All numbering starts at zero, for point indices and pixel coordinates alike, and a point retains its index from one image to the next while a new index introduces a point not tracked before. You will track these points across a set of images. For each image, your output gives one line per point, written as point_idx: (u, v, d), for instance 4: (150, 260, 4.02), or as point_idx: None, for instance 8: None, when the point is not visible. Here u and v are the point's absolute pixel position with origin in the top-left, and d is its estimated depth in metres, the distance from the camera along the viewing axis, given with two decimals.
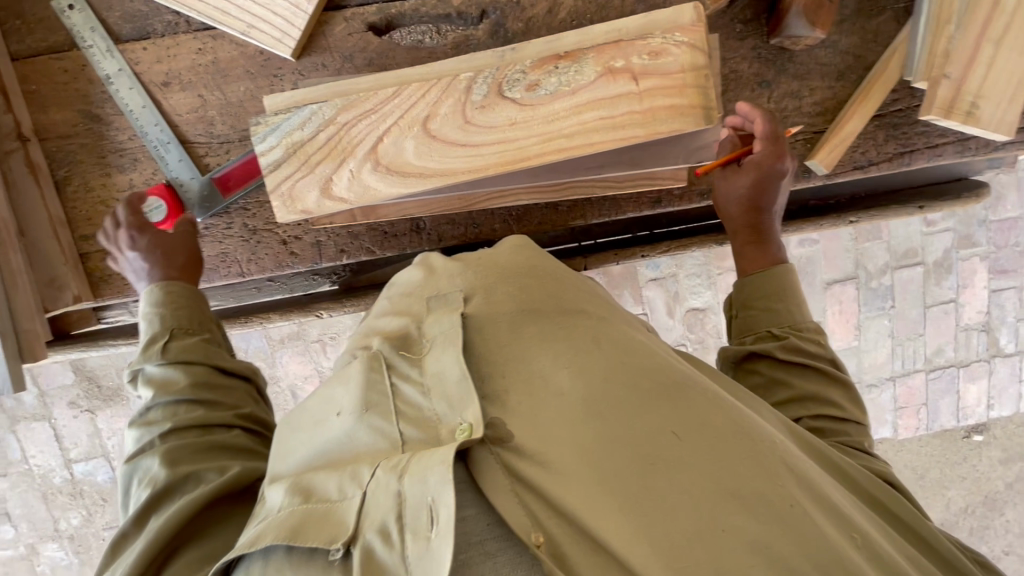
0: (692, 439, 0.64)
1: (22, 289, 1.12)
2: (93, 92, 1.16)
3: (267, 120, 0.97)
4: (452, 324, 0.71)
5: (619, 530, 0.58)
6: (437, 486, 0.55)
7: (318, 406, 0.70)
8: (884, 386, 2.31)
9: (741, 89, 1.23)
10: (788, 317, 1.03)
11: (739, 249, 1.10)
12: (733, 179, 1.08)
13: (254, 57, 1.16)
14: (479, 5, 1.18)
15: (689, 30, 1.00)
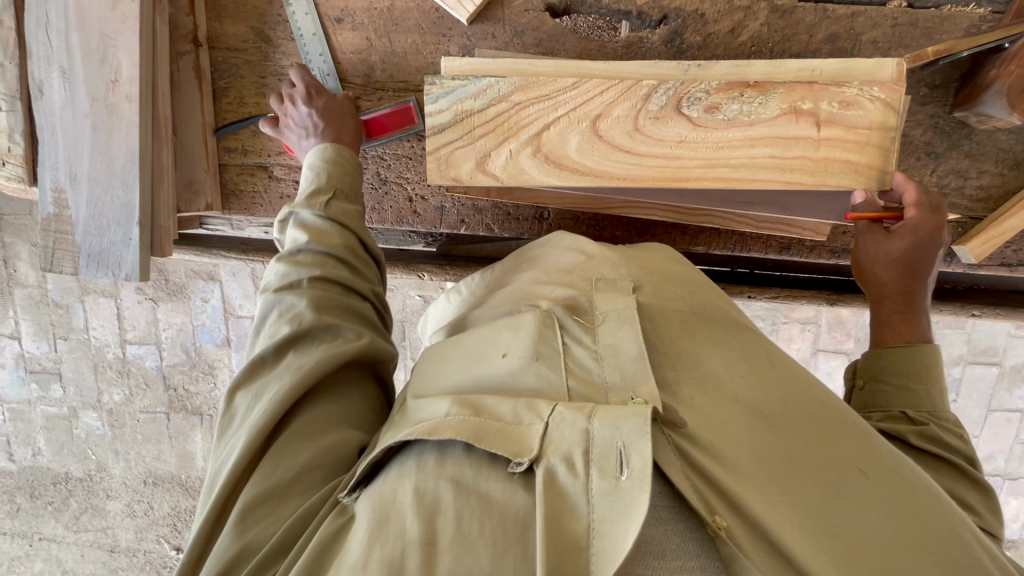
0: (867, 473, 0.64)
1: (166, 186, 1.16)
2: (269, 12, 1.18)
3: (443, 81, 0.95)
4: (626, 305, 0.72)
5: (803, 542, 0.57)
6: (631, 434, 0.53)
7: (482, 344, 0.72)
8: None
9: (906, 154, 1.18)
10: (927, 401, 0.94)
11: (885, 317, 1.01)
12: (883, 241, 1.00)
13: (429, 12, 1.16)
14: (661, 10, 1.15)
15: (888, 87, 0.94)
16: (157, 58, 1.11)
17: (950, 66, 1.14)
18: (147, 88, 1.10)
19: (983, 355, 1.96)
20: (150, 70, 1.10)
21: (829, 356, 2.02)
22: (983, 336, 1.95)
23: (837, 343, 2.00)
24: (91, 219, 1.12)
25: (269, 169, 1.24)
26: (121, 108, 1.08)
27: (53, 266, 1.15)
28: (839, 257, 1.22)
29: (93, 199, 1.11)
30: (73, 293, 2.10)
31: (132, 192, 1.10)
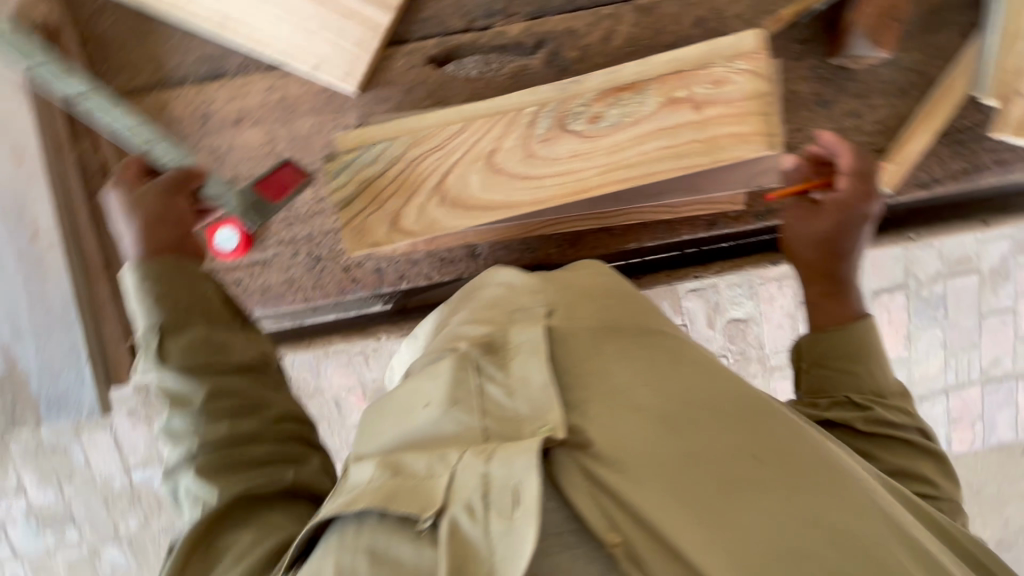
0: (762, 461, 0.72)
1: (110, 317, 1.18)
2: (171, 131, 1.22)
3: (339, 157, 1.03)
4: (536, 334, 0.76)
5: (698, 540, 0.64)
6: (523, 470, 0.61)
7: (408, 399, 0.75)
8: (936, 398, 1.96)
9: (799, 109, 1.23)
10: (871, 380, 1.02)
11: (815, 299, 1.10)
12: (810, 220, 1.10)
13: (320, 93, 1.21)
14: (535, 36, 1.21)
15: (752, 58, 1.00)
16: (72, 202, 1.15)
17: (814, 20, 1.20)
18: (68, 232, 1.13)
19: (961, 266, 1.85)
20: (68, 216, 1.14)
21: None
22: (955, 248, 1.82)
23: None
24: (43, 369, 1.14)
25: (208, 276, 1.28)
26: (47, 257, 1.12)
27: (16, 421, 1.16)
28: (766, 219, 1.25)
29: (40, 349, 1.13)
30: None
31: (75, 333, 1.13)
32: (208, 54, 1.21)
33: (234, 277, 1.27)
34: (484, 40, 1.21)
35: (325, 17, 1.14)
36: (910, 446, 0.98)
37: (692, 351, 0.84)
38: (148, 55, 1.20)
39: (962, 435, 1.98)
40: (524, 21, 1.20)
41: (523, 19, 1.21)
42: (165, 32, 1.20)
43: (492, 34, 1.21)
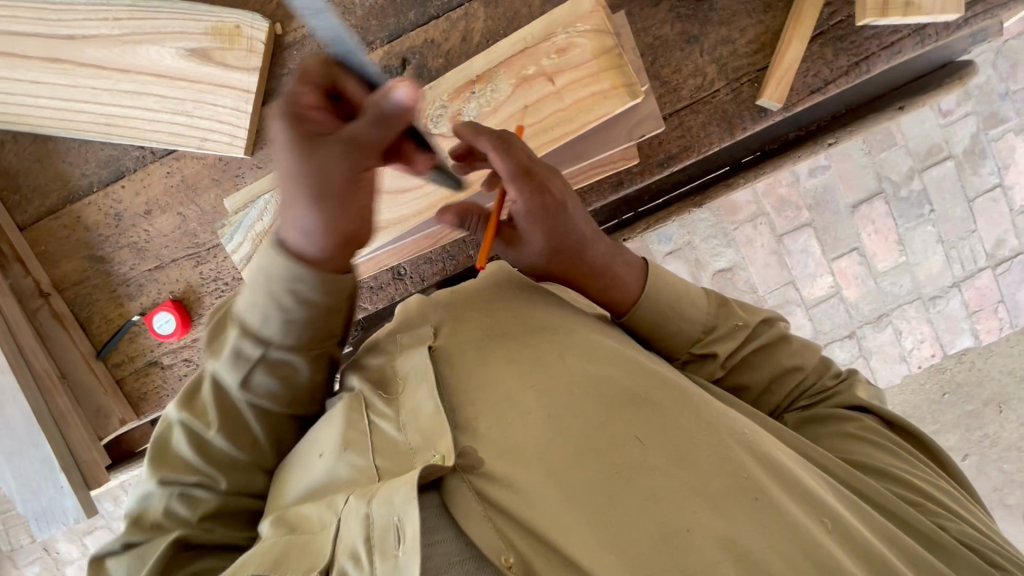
0: (652, 444, 0.74)
1: (75, 425, 1.24)
2: (91, 237, 1.29)
3: (229, 221, 1.07)
4: (421, 359, 0.82)
5: (586, 538, 0.67)
6: (402, 506, 0.66)
7: (302, 450, 0.81)
8: (950, 294, 2.05)
9: (670, 51, 1.23)
10: (690, 321, 0.95)
11: (601, 295, 0.95)
12: (529, 239, 0.94)
13: (216, 164, 1.27)
14: (399, 55, 1.24)
15: (590, 18, 1.01)
16: (14, 327, 1.23)
17: None
18: (14, 355, 1.20)
19: (931, 156, 1.98)
20: (11, 338, 1.21)
21: (794, 235, 2.00)
22: (920, 140, 1.97)
23: (794, 220, 1.98)
24: (22, 487, 1.19)
25: (159, 361, 1.32)
26: None
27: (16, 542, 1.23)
28: (669, 165, 1.24)
29: (16, 470, 1.18)
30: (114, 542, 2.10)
31: (43, 446, 1.19)
32: (107, 159, 1.27)
33: (183, 358, 1.32)
34: None
35: (196, 94, 1.20)
36: (765, 352, 0.97)
37: (584, 335, 0.86)
38: (54, 175, 1.27)
39: (988, 325, 2.08)
40: (384, 45, 1.24)
41: (383, 43, 1.24)
42: (63, 150, 1.27)
43: None
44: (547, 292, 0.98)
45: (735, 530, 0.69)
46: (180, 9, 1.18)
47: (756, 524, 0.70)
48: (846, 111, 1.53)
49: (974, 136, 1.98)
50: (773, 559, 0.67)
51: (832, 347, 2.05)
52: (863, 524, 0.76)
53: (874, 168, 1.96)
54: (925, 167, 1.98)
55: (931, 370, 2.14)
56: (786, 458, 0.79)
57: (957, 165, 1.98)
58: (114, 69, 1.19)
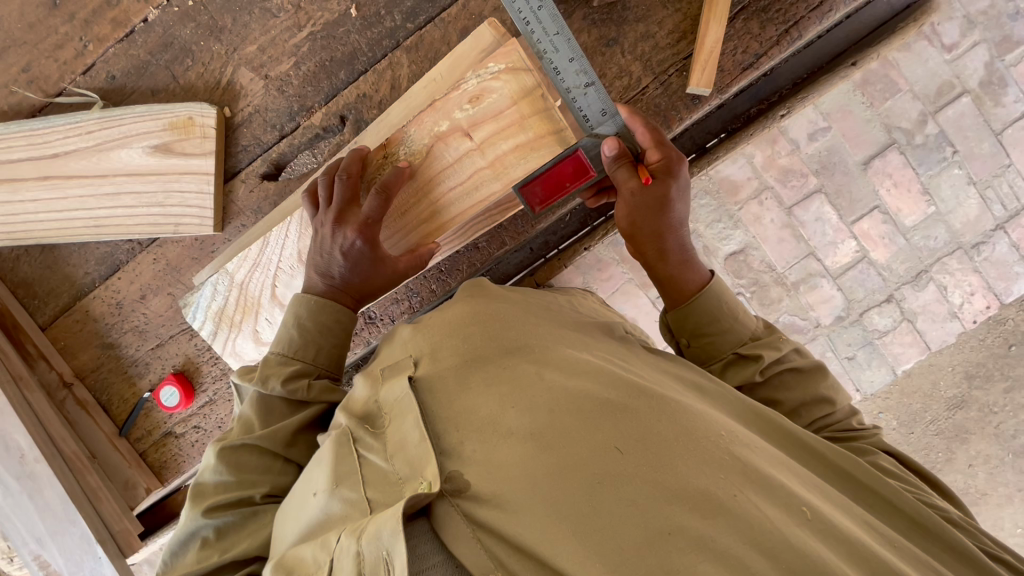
0: (633, 450, 0.69)
1: (106, 498, 1.38)
2: (100, 327, 1.42)
3: (189, 300, 1.28)
4: (402, 390, 0.81)
5: (569, 550, 0.62)
6: (389, 539, 0.64)
7: (302, 495, 0.82)
8: (995, 238, 1.79)
9: (591, 58, 1.22)
10: (742, 329, 1.01)
11: (671, 272, 1.02)
12: (681, 201, 1.02)
13: (193, 245, 1.39)
14: (336, 114, 1.31)
15: (500, 58, 1.04)
16: (44, 417, 1.36)
17: None
18: (46, 444, 1.33)
19: (942, 97, 1.69)
20: (44, 429, 1.35)
21: (806, 204, 1.77)
22: (928, 81, 1.68)
23: (802, 189, 1.75)
24: (68, 562, 1.32)
25: (173, 432, 1.45)
26: (37, 471, 1.31)
27: None
28: None
29: (60, 546, 1.31)
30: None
31: (79, 522, 1.31)
32: (100, 255, 1.41)
33: (193, 425, 1.44)
34: (298, 139, 1.33)
35: (165, 184, 1.31)
36: (803, 372, 0.99)
37: (563, 353, 0.83)
38: (62, 277, 1.42)
39: None
40: (322, 107, 1.31)
41: (321, 105, 1.32)
42: (66, 254, 1.41)
43: (303, 130, 1.33)
44: (527, 311, 0.94)
45: (722, 531, 0.63)
46: (140, 112, 1.30)
47: (745, 527, 0.63)
48: (807, 75, 1.46)
49: (988, 65, 1.68)
50: (762, 562, 0.61)
51: (869, 315, 1.83)
52: (859, 530, 0.69)
53: (881, 119, 1.70)
54: (939, 109, 1.70)
55: (990, 323, 1.92)
56: (772, 461, 0.73)
57: (975, 100, 1.69)
58: (95, 176, 1.33)
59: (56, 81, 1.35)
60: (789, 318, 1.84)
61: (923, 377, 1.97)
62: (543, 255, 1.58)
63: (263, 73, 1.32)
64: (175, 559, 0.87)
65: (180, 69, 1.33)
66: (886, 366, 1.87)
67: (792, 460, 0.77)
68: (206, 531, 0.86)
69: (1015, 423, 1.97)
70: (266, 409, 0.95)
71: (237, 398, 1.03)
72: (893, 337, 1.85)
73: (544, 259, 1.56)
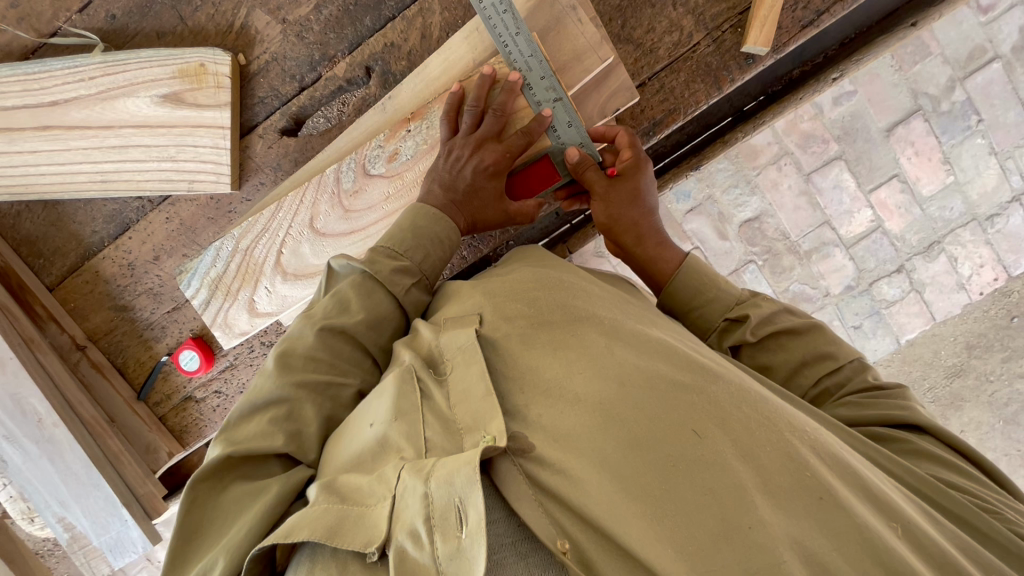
0: (711, 435, 0.70)
1: (129, 463, 1.35)
2: (112, 289, 1.36)
3: (187, 267, 1.15)
4: (467, 339, 0.81)
5: (646, 536, 0.63)
6: (464, 488, 0.62)
7: (355, 422, 0.80)
8: (1010, 210, 1.76)
9: (641, 8, 1.13)
10: (726, 296, 0.96)
11: (649, 255, 0.99)
12: (648, 190, 1.00)
13: (209, 204, 1.31)
14: (362, 64, 1.22)
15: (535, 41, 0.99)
16: (59, 380, 1.31)
17: None
18: (63, 408, 1.28)
19: (972, 61, 1.62)
20: (60, 393, 1.30)
21: (824, 171, 1.72)
22: (959, 43, 1.62)
23: (822, 155, 1.70)
24: (94, 524, 1.30)
25: (193, 396, 1.42)
26: (56, 435, 1.27)
27: (98, 572, 1.36)
28: (655, 134, 1.18)
29: (85, 509, 1.29)
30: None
31: (103, 486, 1.29)
32: (108, 214, 1.33)
33: (214, 390, 1.40)
34: (319, 92, 1.24)
35: (177, 139, 1.23)
36: (795, 334, 0.94)
37: (634, 329, 0.83)
38: (69, 235, 1.34)
39: None
40: (345, 57, 1.22)
41: (344, 55, 1.22)
42: (71, 211, 1.33)
43: (323, 83, 1.24)
44: (589, 281, 0.93)
45: (803, 528, 0.64)
46: (147, 56, 1.19)
47: (826, 525, 0.64)
48: (856, 35, 1.38)
49: None
50: (846, 567, 0.62)
51: (878, 285, 1.82)
52: (938, 534, 0.68)
53: (908, 83, 1.63)
54: (968, 75, 1.63)
55: (995, 295, 1.91)
56: (851, 456, 0.74)
57: (1006, 66, 1.62)
58: (99, 127, 1.23)
59: (50, 19, 1.23)
60: (799, 287, 1.82)
61: (924, 345, 1.98)
62: (569, 220, 1.48)
63: (280, 17, 1.21)
64: (234, 424, 0.79)
65: (187, 9, 1.21)
66: (890, 335, 1.86)
67: (865, 459, 0.77)
68: (277, 410, 0.79)
69: (1009, 392, 1.98)
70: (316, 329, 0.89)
71: (324, 277, 0.94)
72: (901, 307, 1.83)
73: (572, 226, 1.47)
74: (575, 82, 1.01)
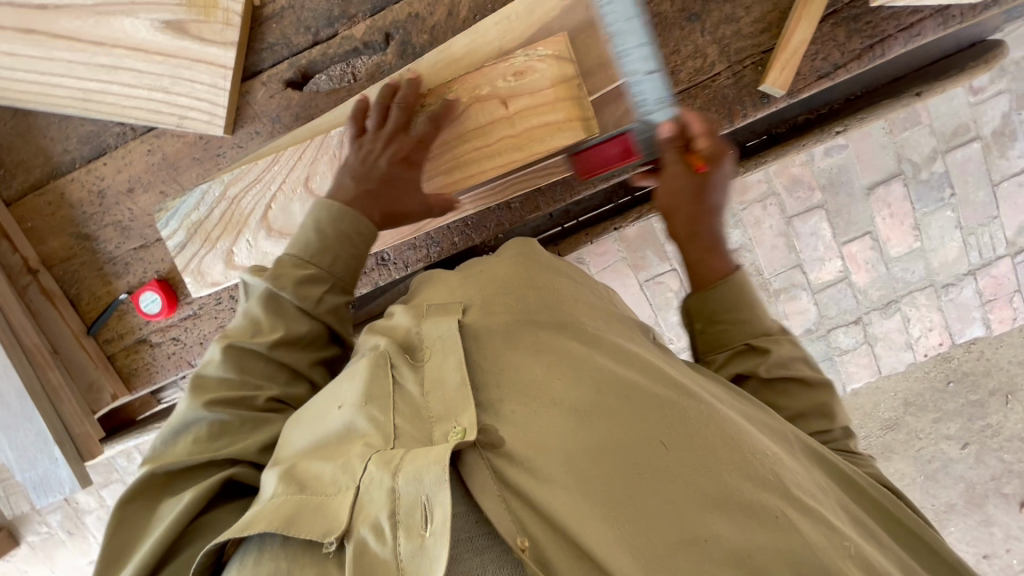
0: (674, 446, 0.72)
1: (66, 399, 1.27)
2: (76, 215, 1.28)
3: (167, 206, 1.11)
4: (450, 330, 0.80)
5: (603, 536, 0.64)
6: (432, 486, 0.62)
7: (322, 405, 0.80)
8: (962, 283, 1.84)
9: (669, 30, 1.15)
10: (758, 324, 0.96)
11: (697, 259, 0.95)
12: (719, 185, 0.94)
13: (196, 143, 1.24)
14: (382, 30, 1.18)
15: (551, 43, 0.97)
16: (4, 303, 1.24)
17: None
18: (3, 333, 1.21)
19: (957, 137, 1.71)
20: (2, 317, 1.22)
21: (805, 218, 1.79)
22: (948, 118, 1.70)
23: (805, 201, 1.77)
24: (20, 458, 1.23)
25: (148, 339, 1.34)
26: None
27: (15, 509, 1.30)
28: None
29: (13, 441, 1.23)
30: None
31: (37, 421, 1.22)
32: (86, 135, 1.26)
33: (171, 337, 1.33)
34: (333, 49, 1.20)
35: (174, 70, 1.16)
36: (802, 381, 0.96)
37: (614, 343, 0.85)
38: (36, 149, 1.26)
39: (1002, 315, 1.87)
40: (366, 18, 1.18)
41: (366, 16, 1.18)
42: (43, 124, 1.26)
43: (340, 40, 1.19)
44: (574, 287, 0.94)
45: (751, 538, 0.67)
46: None
47: (777, 545, 0.67)
48: (862, 93, 1.40)
49: (1005, 115, 1.71)
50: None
51: (835, 332, 1.89)
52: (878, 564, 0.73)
53: (895, 147, 1.72)
54: (949, 149, 1.72)
55: (936, 358, 1.94)
56: (808, 481, 0.77)
57: (984, 148, 1.72)
58: (88, 42, 1.15)
59: None
60: None
61: (866, 397, 2.02)
62: (561, 223, 1.48)
63: None
64: None
65: None
66: (838, 381, 1.95)
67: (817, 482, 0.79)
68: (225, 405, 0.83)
69: (933, 449, 2.02)
70: (276, 310, 0.89)
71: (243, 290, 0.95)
72: (852, 356, 1.92)
73: (563, 229, 1.46)
74: (598, 89, 1.00)
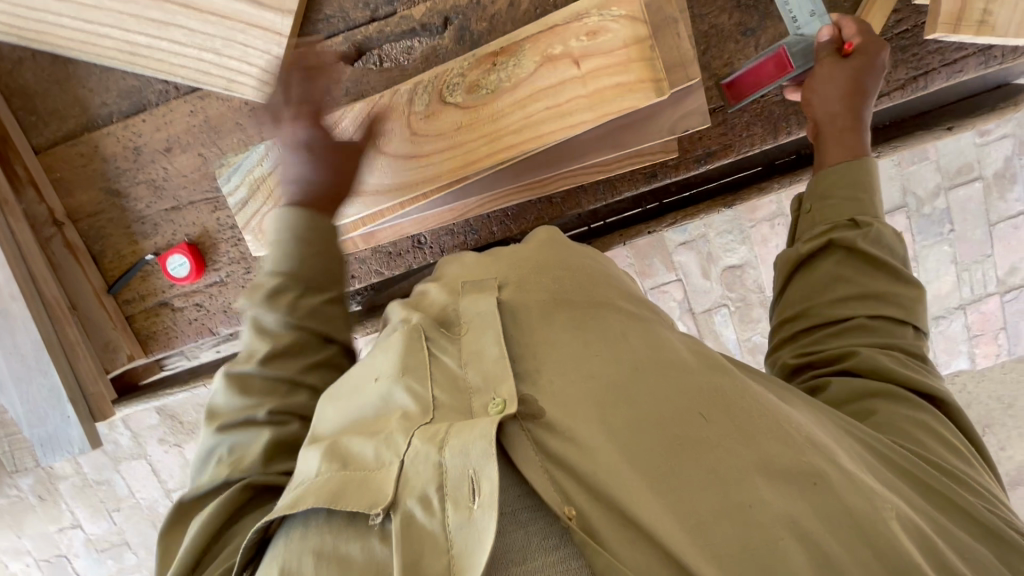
0: (716, 418, 0.71)
1: (83, 357, 1.24)
2: (108, 169, 1.25)
3: (229, 162, 1.15)
4: (488, 307, 0.80)
5: (650, 505, 0.63)
6: (478, 459, 0.62)
7: (357, 379, 0.79)
8: (947, 316, 1.89)
9: (724, 43, 1.18)
10: (871, 207, 0.99)
11: (833, 138, 1.05)
12: (874, 72, 1.05)
13: (241, 108, 1.23)
14: (441, 14, 1.18)
15: (625, 3, 0.98)
16: (27, 253, 1.21)
17: None
18: (25, 282, 1.19)
19: (958, 174, 1.74)
20: (24, 267, 1.20)
21: None
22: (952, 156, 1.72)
23: None
24: (29, 413, 1.20)
25: (170, 303, 1.30)
26: (11, 308, 1.18)
27: (18, 465, 1.28)
28: (706, 162, 1.19)
29: (23, 395, 1.20)
30: (108, 467, 2.33)
31: (51, 375, 1.19)
32: (126, 89, 1.24)
33: (195, 303, 1.29)
34: (390, 28, 1.19)
35: (227, 32, 1.14)
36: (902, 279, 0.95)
37: (650, 323, 0.83)
38: (74, 100, 1.24)
39: (986, 350, 1.90)
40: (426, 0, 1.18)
41: None
42: (84, 74, 1.23)
43: (397, 19, 1.19)
44: (607, 272, 0.93)
45: (798, 506, 0.65)
46: None
47: (820, 509, 0.66)
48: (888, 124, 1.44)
49: (1007, 159, 1.71)
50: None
51: None
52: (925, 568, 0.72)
53: (901, 180, 1.77)
54: (953, 186, 1.75)
55: None
56: (852, 453, 0.74)
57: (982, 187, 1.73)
58: None
59: None
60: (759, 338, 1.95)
61: None
62: (588, 223, 1.49)
63: None
64: None
65: None
66: None
67: (868, 456, 0.76)
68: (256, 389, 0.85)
69: None
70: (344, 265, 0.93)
71: None
72: None
73: (589, 230, 1.48)
74: None
